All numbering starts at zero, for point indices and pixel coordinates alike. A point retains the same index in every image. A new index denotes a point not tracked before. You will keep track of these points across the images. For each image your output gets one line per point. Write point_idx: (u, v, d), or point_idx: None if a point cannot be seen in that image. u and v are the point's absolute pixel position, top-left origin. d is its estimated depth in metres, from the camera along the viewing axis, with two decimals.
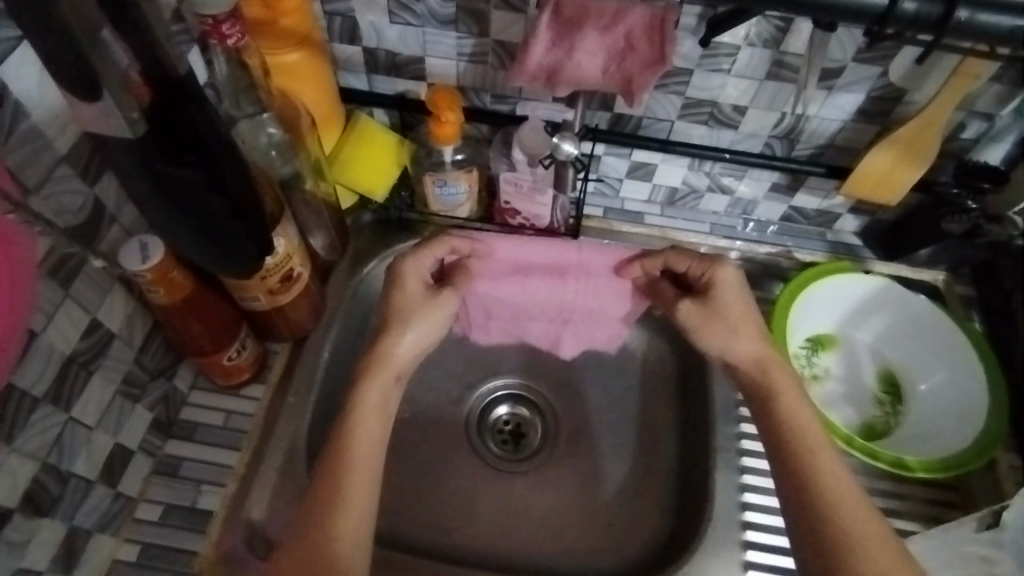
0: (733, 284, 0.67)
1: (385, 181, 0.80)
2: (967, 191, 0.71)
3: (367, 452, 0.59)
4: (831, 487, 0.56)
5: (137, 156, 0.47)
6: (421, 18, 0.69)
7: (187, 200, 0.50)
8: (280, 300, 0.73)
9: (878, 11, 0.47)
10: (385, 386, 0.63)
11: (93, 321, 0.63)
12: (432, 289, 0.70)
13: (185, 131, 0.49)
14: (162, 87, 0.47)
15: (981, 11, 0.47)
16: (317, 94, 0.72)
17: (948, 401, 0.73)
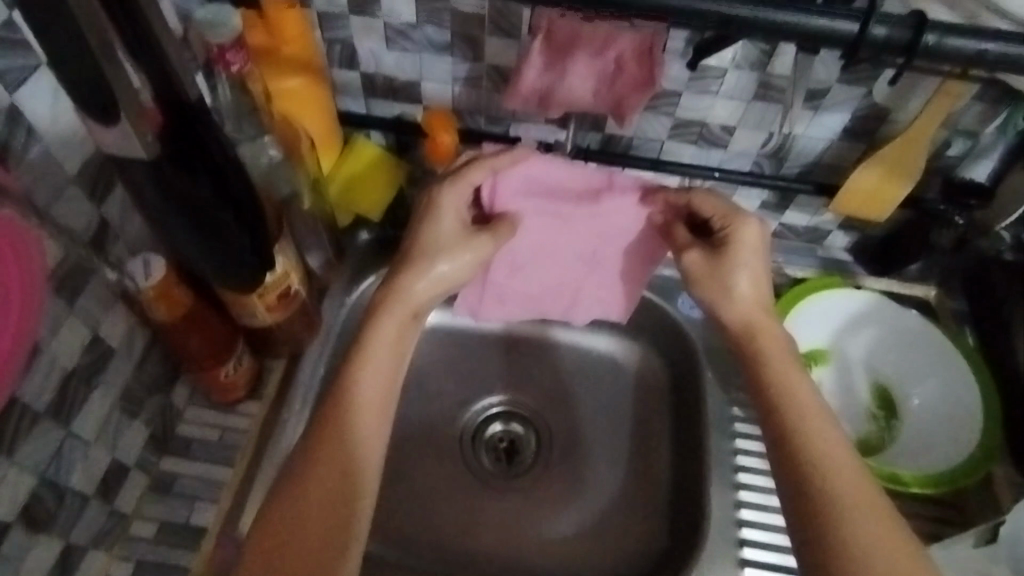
0: (748, 240, 0.64)
1: (381, 201, 0.81)
2: (953, 206, 0.71)
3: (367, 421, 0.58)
4: (827, 475, 0.53)
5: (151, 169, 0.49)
6: (418, 44, 0.72)
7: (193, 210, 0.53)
8: (278, 317, 0.74)
9: (850, 37, 0.49)
10: (398, 323, 0.62)
11: (95, 336, 0.64)
12: (469, 230, 0.69)
13: (192, 145, 0.52)
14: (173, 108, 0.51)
15: (950, 36, 0.49)
16: (318, 118, 0.74)
17: (943, 416, 0.73)
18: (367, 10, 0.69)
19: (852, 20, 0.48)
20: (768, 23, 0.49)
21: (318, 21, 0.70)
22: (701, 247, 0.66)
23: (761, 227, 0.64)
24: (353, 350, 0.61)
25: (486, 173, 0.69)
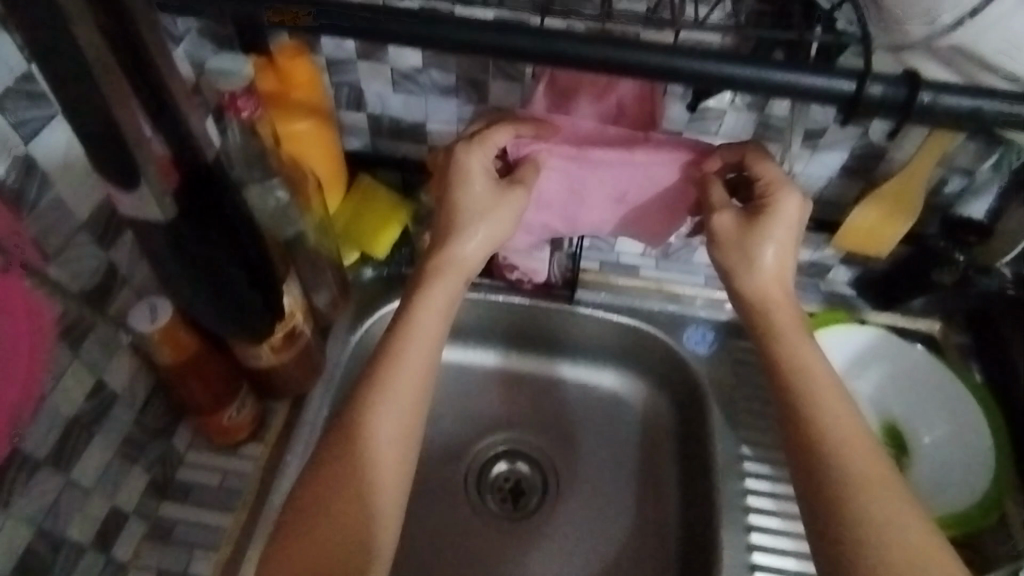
0: (789, 212, 0.58)
1: (389, 238, 0.81)
2: (954, 244, 0.72)
3: (406, 402, 0.58)
4: (838, 462, 0.54)
5: (169, 237, 0.55)
6: (424, 87, 0.73)
7: (207, 269, 0.57)
8: (283, 358, 0.73)
9: (847, 95, 0.44)
10: (448, 289, 0.62)
11: (97, 382, 0.63)
12: (500, 187, 0.62)
13: (207, 209, 0.57)
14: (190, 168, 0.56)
15: (946, 94, 0.44)
16: (326, 158, 0.74)
17: (955, 456, 0.74)
18: (375, 55, 0.70)
19: (848, 78, 0.44)
20: (757, 82, 0.45)
21: (326, 66, 0.72)
22: (737, 212, 0.59)
23: (802, 203, 0.59)
24: (401, 315, 0.61)
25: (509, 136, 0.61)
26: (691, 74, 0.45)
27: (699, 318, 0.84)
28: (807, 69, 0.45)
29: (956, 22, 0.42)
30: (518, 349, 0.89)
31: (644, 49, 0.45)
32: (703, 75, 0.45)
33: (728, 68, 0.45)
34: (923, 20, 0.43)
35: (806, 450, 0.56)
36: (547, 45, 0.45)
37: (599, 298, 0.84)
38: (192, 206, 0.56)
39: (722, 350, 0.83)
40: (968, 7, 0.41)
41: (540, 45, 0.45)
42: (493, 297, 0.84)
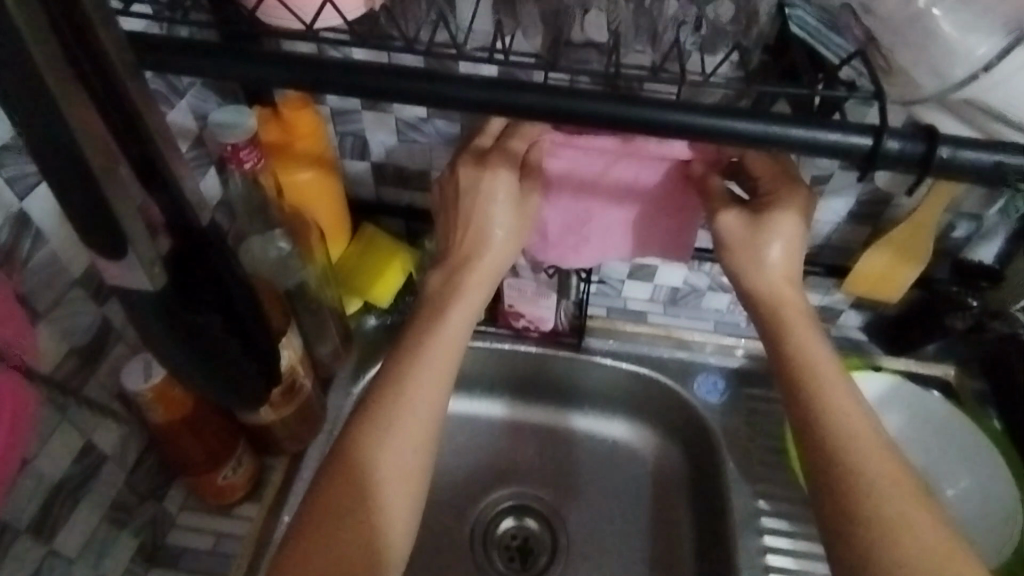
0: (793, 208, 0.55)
1: (392, 287, 0.79)
2: (965, 288, 0.72)
3: (426, 405, 0.52)
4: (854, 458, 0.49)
5: (164, 311, 0.45)
6: (428, 136, 0.72)
7: (203, 343, 0.48)
8: (282, 413, 0.71)
9: (864, 150, 0.41)
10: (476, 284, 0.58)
11: (86, 444, 0.60)
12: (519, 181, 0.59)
13: (204, 277, 0.48)
14: (187, 238, 0.46)
15: (966, 148, 0.40)
16: (328, 207, 0.73)
17: (979, 511, 0.71)
18: (379, 105, 0.70)
19: (865, 132, 0.41)
20: (770, 138, 0.41)
21: (330, 116, 0.71)
22: (742, 209, 0.56)
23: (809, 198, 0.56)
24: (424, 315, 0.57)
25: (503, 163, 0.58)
26: (699, 131, 0.41)
27: (710, 366, 0.82)
28: (824, 123, 0.41)
29: (969, 75, 0.41)
30: (520, 398, 0.87)
31: (648, 104, 0.41)
32: (711, 132, 0.41)
33: (743, 123, 0.41)
34: (936, 76, 0.41)
35: (819, 437, 0.51)
36: (534, 101, 0.41)
37: (608, 345, 0.82)
38: (186, 277, 0.47)
39: (734, 399, 0.81)
40: (982, 60, 0.40)
41: (543, 101, 0.41)
42: (497, 345, 0.82)
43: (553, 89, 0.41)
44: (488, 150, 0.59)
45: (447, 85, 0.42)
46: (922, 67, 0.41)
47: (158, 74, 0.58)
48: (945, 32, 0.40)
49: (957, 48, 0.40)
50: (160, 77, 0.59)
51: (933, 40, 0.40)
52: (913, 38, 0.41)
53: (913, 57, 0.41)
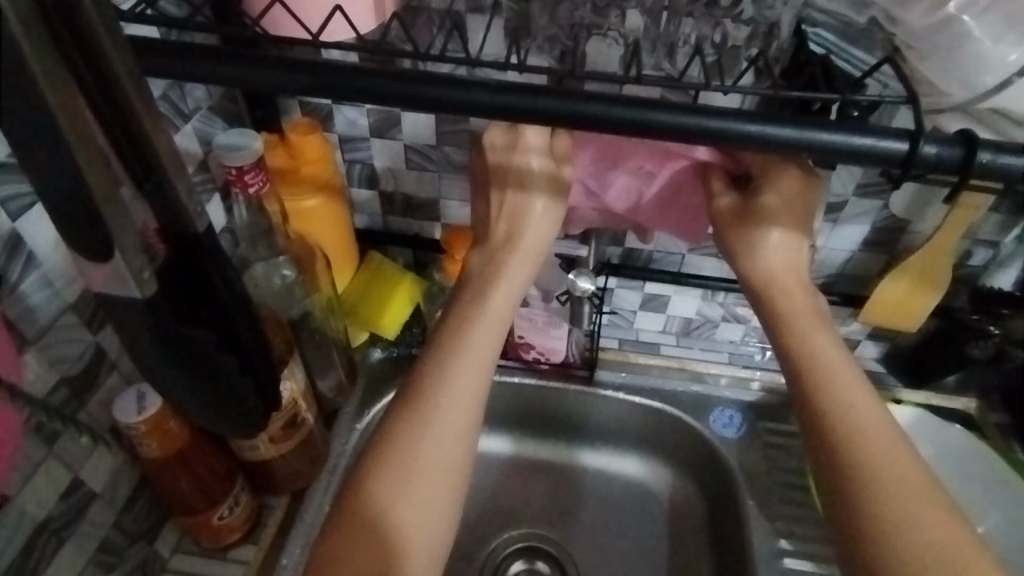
0: (806, 195, 0.51)
1: (398, 318, 0.77)
2: (985, 316, 0.69)
3: (467, 399, 0.48)
4: (868, 454, 0.44)
5: (151, 325, 0.36)
6: (437, 164, 0.71)
7: (197, 365, 0.39)
8: (282, 448, 0.67)
9: (897, 157, 0.35)
10: (518, 270, 0.54)
11: (73, 480, 0.57)
12: (554, 174, 0.54)
13: (195, 288, 0.39)
14: (180, 251, 0.38)
15: (1008, 152, 0.34)
16: (335, 235, 0.72)
17: (1015, 547, 0.69)
18: (388, 132, 0.69)
19: (898, 137, 0.35)
20: (797, 144, 0.35)
21: (339, 144, 0.71)
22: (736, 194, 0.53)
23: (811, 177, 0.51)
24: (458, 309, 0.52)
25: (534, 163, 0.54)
26: (720, 137, 0.35)
27: (725, 400, 0.80)
28: (852, 127, 0.35)
29: (1001, 83, 0.37)
30: (527, 433, 0.84)
31: (662, 108, 0.36)
32: (718, 137, 0.35)
33: (771, 129, 0.35)
34: (963, 83, 0.38)
35: (818, 409, 0.47)
36: (515, 100, 0.36)
37: (620, 378, 0.80)
38: (175, 289, 0.38)
39: (751, 434, 0.78)
40: (1014, 66, 0.36)
41: (553, 106, 0.36)
42: (509, 379, 0.80)
43: (561, 91, 0.36)
44: (508, 170, 0.54)
45: (435, 89, 0.36)
46: (950, 77, 0.38)
47: (165, 93, 0.57)
48: (975, 36, 0.36)
49: (987, 53, 0.36)
50: (167, 97, 0.57)
51: (965, 44, 0.36)
52: (938, 45, 0.37)
53: (939, 67, 0.38)
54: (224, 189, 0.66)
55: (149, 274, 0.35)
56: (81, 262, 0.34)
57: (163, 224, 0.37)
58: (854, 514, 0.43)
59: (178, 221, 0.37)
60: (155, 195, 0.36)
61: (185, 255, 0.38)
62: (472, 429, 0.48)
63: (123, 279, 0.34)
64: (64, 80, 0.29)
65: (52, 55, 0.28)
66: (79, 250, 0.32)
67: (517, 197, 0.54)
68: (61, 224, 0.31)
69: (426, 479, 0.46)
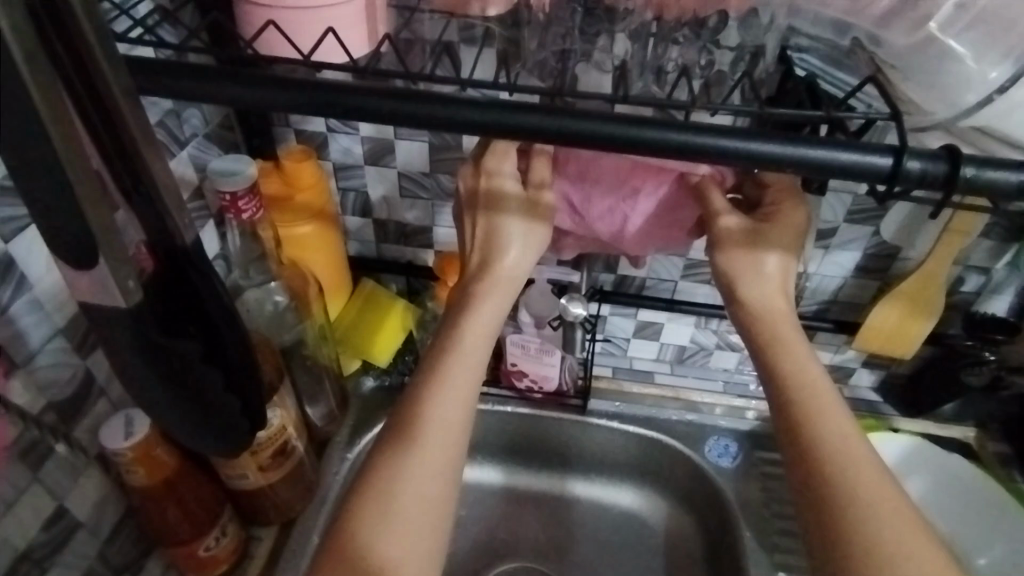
0: (796, 224, 0.52)
1: (391, 346, 0.77)
2: (981, 342, 0.70)
3: (451, 430, 0.47)
4: (861, 486, 0.43)
5: (133, 331, 0.35)
6: (431, 192, 0.72)
7: (181, 379, 0.38)
8: (271, 477, 0.66)
9: (881, 172, 0.35)
10: (495, 297, 0.53)
11: (57, 509, 0.56)
12: (530, 194, 0.54)
13: (182, 299, 0.39)
14: (168, 260, 0.38)
15: (991, 167, 0.35)
16: (328, 261, 0.72)
17: None
18: (383, 159, 0.70)
19: (882, 151, 0.35)
20: (782, 160, 0.35)
21: (334, 171, 0.72)
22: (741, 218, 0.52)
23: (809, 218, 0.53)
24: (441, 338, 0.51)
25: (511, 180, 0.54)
26: (706, 154, 0.36)
27: (721, 429, 0.79)
28: (836, 142, 0.35)
29: (982, 100, 0.37)
30: (517, 465, 0.83)
31: (649, 124, 0.36)
32: (703, 153, 0.36)
33: (756, 145, 0.35)
34: (944, 100, 0.38)
35: (803, 439, 0.46)
36: (502, 118, 0.37)
37: (614, 407, 0.79)
38: (159, 297, 0.37)
39: (748, 464, 0.77)
40: (994, 83, 0.36)
41: (544, 123, 0.37)
42: (502, 408, 0.79)
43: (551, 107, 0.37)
44: (478, 193, 0.54)
45: (426, 104, 0.37)
46: (932, 94, 0.38)
47: (163, 121, 0.58)
48: (955, 52, 0.37)
49: (968, 70, 0.37)
50: (163, 124, 0.58)
51: (945, 62, 0.37)
52: (921, 63, 0.38)
53: (921, 85, 0.39)
54: (218, 215, 0.67)
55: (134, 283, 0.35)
56: (68, 278, 0.34)
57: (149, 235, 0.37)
58: (841, 548, 0.42)
59: (165, 233, 0.37)
60: (144, 207, 0.36)
61: (170, 264, 0.38)
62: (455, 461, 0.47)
63: (111, 293, 0.34)
64: (58, 96, 0.29)
65: (46, 71, 0.28)
66: (62, 259, 0.32)
67: (492, 216, 0.54)
68: (51, 240, 0.32)
69: (411, 513, 0.44)
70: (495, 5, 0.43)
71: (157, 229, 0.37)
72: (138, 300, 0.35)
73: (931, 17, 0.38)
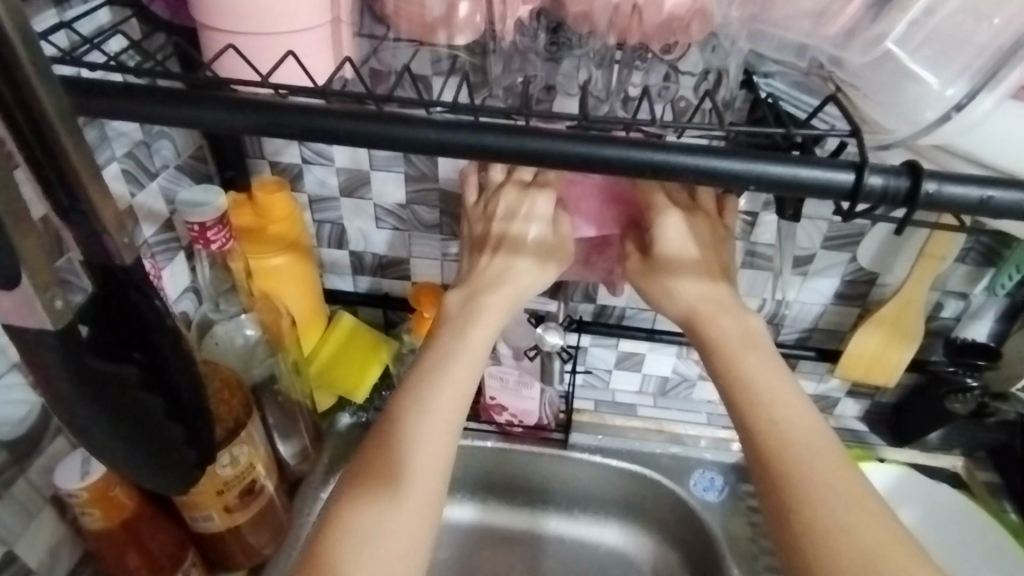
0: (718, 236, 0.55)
1: (368, 380, 0.74)
2: (963, 368, 0.68)
3: (438, 440, 0.46)
4: (826, 484, 0.43)
5: (69, 365, 0.33)
6: (407, 223, 0.71)
7: (126, 412, 0.36)
8: (238, 519, 0.63)
9: (843, 189, 0.35)
10: (495, 312, 0.53)
11: (7, 555, 0.53)
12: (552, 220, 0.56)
13: (124, 322, 0.36)
14: (106, 284, 0.36)
15: (952, 182, 0.35)
16: (301, 295, 0.71)
17: None
18: (358, 191, 0.69)
19: (844, 168, 0.35)
20: (744, 177, 0.35)
21: (308, 204, 0.71)
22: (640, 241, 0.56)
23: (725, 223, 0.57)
24: (437, 348, 0.51)
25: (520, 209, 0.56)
26: (669, 171, 0.35)
27: (706, 461, 0.77)
28: (800, 159, 0.35)
29: (941, 117, 0.37)
30: (497, 502, 0.80)
31: (611, 143, 0.36)
32: (663, 171, 0.35)
33: (719, 162, 0.35)
34: (905, 118, 0.38)
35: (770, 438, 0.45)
36: (468, 137, 0.36)
37: (596, 441, 0.77)
38: (103, 324, 0.36)
39: (734, 497, 0.75)
40: (951, 101, 0.36)
41: (504, 142, 0.36)
42: (481, 444, 0.77)
43: (515, 128, 0.36)
44: (497, 234, 0.57)
45: (384, 126, 0.36)
46: (891, 113, 0.39)
47: (129, 151, 0.57)
48: (914, 71, 0.37)
49: (929, 88, 0.37)
50: (130, 155, 0.57)
51: (903, 81, 0.37)
52: (878, 82, 0.38)
53: (881, 104, 0.39)
54: (188, 247, 0.66)
55: (63, 304, 0.32)
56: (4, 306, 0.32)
57: (87, 256, 0.35)
58: (799, 541, 0.42)
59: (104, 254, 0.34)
60: (80, 224, 0.33)
61: (112, 287, 0.36)
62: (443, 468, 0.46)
63: (41, 321, 0.32)
64: None
65: None
66: None
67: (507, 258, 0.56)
68: None
69: (392, 514, 0.44)
70: (462, 33, 0.43)
71: (94, 250, 0.34)
72: (70, 321, 0.33)
73: (886, 37, 0.37)
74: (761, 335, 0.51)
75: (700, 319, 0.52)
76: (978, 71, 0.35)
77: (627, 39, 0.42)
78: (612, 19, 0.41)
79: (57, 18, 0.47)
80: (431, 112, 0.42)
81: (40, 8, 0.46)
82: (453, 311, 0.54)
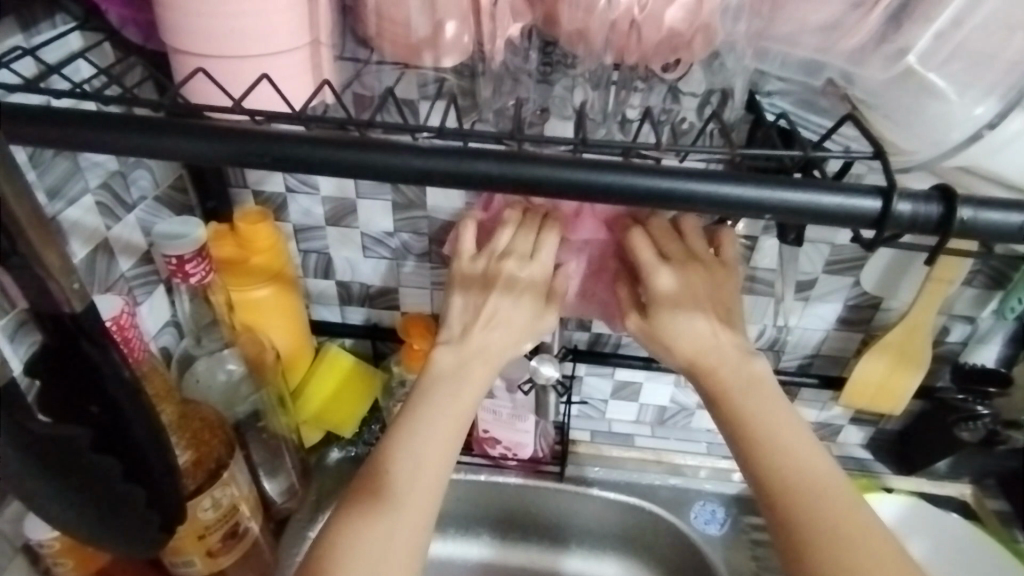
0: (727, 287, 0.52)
1: (355, 414, 0.72)
2: (973, 396, 0.66)
3: (434, 454, 0.46)
4: (812, 483, 0.43)
5: (13, 428, 0.35)
6: (397, 252, 0.69)
7: (78, 475, 0.38)
8: (222, 563, 0.60)
9: (869, 217, 0.33)
10: (489, 337, 0.53)
11: None
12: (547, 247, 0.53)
13: (81, 376, 0.38)
14: (55, 331, 0.38)
15: (988, 209, 0.33)
16: (287, 327, 0.68)
17: None
18: (345, 221, 0.67)
19: (869, 194, 0.33)
20: (759, 204, 0.33)
21: (293, 234, 0.69)
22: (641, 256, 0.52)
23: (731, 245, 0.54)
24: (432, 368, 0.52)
25: (513, 234, 0.53)
26: (680, 200, 0.33)
27: (706, 493, 0.75)
28: (819, 185, 0.33)
29: (969, 137, 0.37)
30: (491, 538, 0.77)
31: (611, 170, 0.33)
32: (666, 200, 0.33)
33: (729, 189, 0.33)
34: (928, 138, 0.38)
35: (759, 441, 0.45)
36: (461, 165, 0.34)
37: (594, 473, 0.75)
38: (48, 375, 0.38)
39: (737, 530, 0.73)
40: (982, 119, 0.36)
41: (501, 170, 0.34)
42: (474, 478, 0.74)
43: (510, 155, 0.34)
44: (492, 270, 0.54)
45: (365, 153, 0.34)
46: (915, 130, 0.38)
47: (104, 182, 0.54)
48: (936, 87, 0.36)
49: (950, 106, 0.36)
50: (106, 186, 0.55)
51: (926, 98, 0.36)
52: (898, 101, 0.37)
53: (898, 124, 0.39)
54: (167, 280, 0.63)
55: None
56: None
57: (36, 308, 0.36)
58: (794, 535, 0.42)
59: (51, 306, 0.36)
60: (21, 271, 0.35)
61: (63, 339, 0.38)
62: (435, 479, 0.46)
63: None
64: None
65: None
66: None
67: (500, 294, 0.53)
68: None
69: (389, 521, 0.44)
70: (449, 55, 0.41)
71: (40, 300, 0.36)
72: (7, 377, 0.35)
73: (909, 51, 0.36)
74: (757, 370, 0.50)
75: (704, 370, 0.49)
76: (1007, 89, 0.35)
77: (625, 58, 0.41)
78: (608, 36, 0.40)
79: (23, 45, 0.45)
80: (417, 137, 0.40)
81: (3, 34, 0.43)
82: (453, 350, 0.52)
